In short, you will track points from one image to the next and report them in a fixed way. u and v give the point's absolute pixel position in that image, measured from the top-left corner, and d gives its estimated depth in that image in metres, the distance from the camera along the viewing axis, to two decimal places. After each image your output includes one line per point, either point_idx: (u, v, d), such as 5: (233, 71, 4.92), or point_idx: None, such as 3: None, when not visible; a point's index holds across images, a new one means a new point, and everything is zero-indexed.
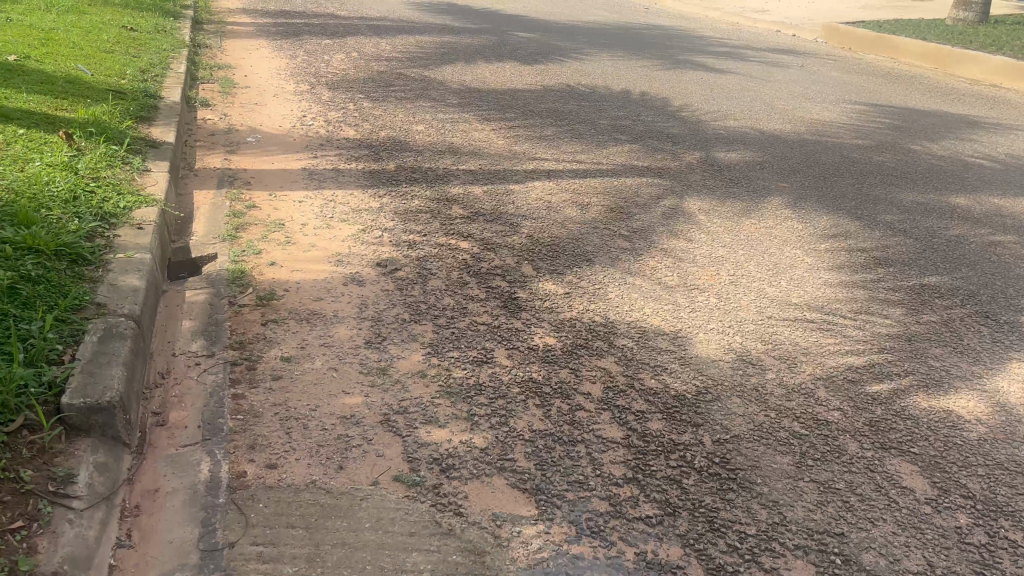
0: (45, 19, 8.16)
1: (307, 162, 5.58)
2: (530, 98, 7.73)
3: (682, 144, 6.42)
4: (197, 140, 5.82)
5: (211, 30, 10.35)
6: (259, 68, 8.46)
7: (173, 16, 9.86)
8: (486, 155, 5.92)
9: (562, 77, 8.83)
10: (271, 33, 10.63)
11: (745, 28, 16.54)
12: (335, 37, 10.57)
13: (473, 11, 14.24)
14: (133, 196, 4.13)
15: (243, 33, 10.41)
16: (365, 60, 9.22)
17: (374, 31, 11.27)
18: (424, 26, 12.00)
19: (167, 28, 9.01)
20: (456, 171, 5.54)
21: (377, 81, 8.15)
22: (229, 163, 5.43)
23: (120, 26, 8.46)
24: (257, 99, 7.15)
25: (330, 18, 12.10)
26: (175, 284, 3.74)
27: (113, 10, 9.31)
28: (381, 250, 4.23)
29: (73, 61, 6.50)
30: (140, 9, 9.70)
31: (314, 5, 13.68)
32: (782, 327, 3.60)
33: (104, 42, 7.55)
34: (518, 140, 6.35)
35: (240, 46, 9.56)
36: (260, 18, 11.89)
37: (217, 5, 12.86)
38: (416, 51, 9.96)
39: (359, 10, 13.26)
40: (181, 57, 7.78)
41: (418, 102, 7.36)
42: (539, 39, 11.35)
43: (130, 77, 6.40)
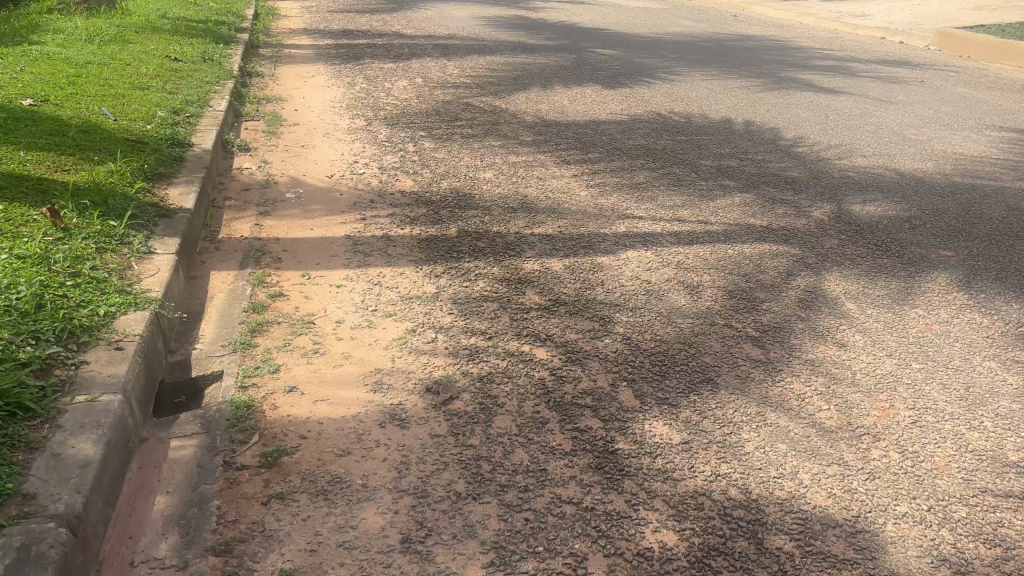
0: (82, 52, 7.53)
1: (352, 226, 4.67)
2: (614, 133, 6.69)
3: (805, 192, 5.28)
4: (226, 199, 4.99)
5: (266, 56, 9.64)
6: (311, 100, 7.65)
7: (225, 43, 9.18)
8: (566, 212, 4.91)
9: (651, 104, 7.75)
10: (331, 57, 9.86)
11: (845, 36, 15.13)
12: (398, 61, 9.72)
13: (546, 25, 13.32)
14: (120, 295, 3.25)
15: (300, 58, 9.67)
16: (429, 88, 8.34)
17: (440, 52, 10.40)
18: (494, 43, 11.06)
19: (215, 57, 8.31)
20: (530, 236, 4.55)
21: (440, 114, 7.24)
22: (260, 230, 4.55)
23: (163, 59, 7.78)
24: (302, 141, 6.32)
25: (395, 38, 11.33)
26: (159, 427, 2.83)
27: (159, 39, 8.65)
28: (434, 361, 3.24)
29: (96, 104, 5.79)
30: (191, 36, 9.09)
31: (379, 22, 12.93)
32: (1009, 510, 2.46)
33: (139, 78, 6.85)
34: (604, 189, 5.32)
35: (295, 74, 8.79)
36: (322, 39, 11.18)
37: (279, 27, 12.29)
38: (485, 75, 9.03)
39: (426, 27, 12.48)
40: (224, 92, 7.02)
41: (485, 142, 6.41)
42: (621, 57, 10.28)
43: (156, 121, 5.63)
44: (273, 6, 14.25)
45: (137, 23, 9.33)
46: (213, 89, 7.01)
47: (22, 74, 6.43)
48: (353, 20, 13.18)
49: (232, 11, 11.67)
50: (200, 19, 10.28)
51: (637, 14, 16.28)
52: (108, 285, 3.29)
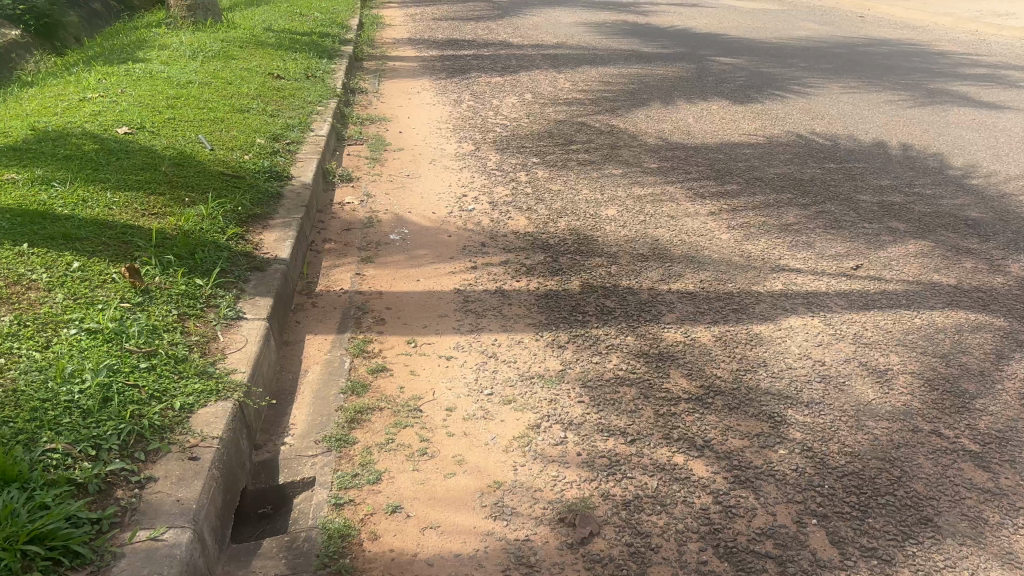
0: (185, 71, 7.29)
1: (461, 277, 4.13)
2: (750, 159, 5.95)
3: (994, 240, 4.44)
4: (325, 241, 4.53)
5: (369, 70, 9.27)
6: (416, 120, 7.20)
7: (328, 57, 8.86)
8: (707, 260, 4.23)
9: (788, 122, 6.94)
10: (435, 71, 9.42)
11: (991, 37, 13.77)
12: (505, 74, 9.19)
13: (659, 30, 12.58)
14: (201, 380, 2.76)
15: (404, 73, 9.27)
16: (539, 105, 7.76)
17: (549, 63, 9.81)
18: (606, 52, 10.40)
19: (318, 72, 7.98)
20: (667, 292, 3.89)
21: (553, 136, 6.65)
22: (361, 281, 4.06)
23: (265, 76, 7.48)
24: (406, 170, 5.84)
25: (501, 47, 10.83)
26: (236, 563, 2.32)
27: (261, 54, 8.38)
28: (567, 474, 2.62)
29: (193, 131, 5.45)
30: (294, 51, 8.81)
31: (484, 31, 12.46)
32: None
33: (239, 100, 6.52)
34: (749, 232, 4.61)
35: (398, 90, 8.37)
36: (426, 50, 10.79)
37: (383, 37, 11.98)
38: (599, 89, 8.38)
39: (533, 35, 11.94)
40: (326, 113, 6.63)
41: (605, 170, 5.77)
42: (746, 67, 9.46)
43: (253, 151, 5.25)
44: (377, 14, 13.99)
45: (240, 36, 9.11)
46: (313, 111, 6.63)
47: (122, 95, 6.18)
48: (456, 28, 12.75)
49: (336, 22, 11.40)
50: (303, 32, 10.03)
51: (755, 15, 15.30)
52: (185, 365, 2.82)
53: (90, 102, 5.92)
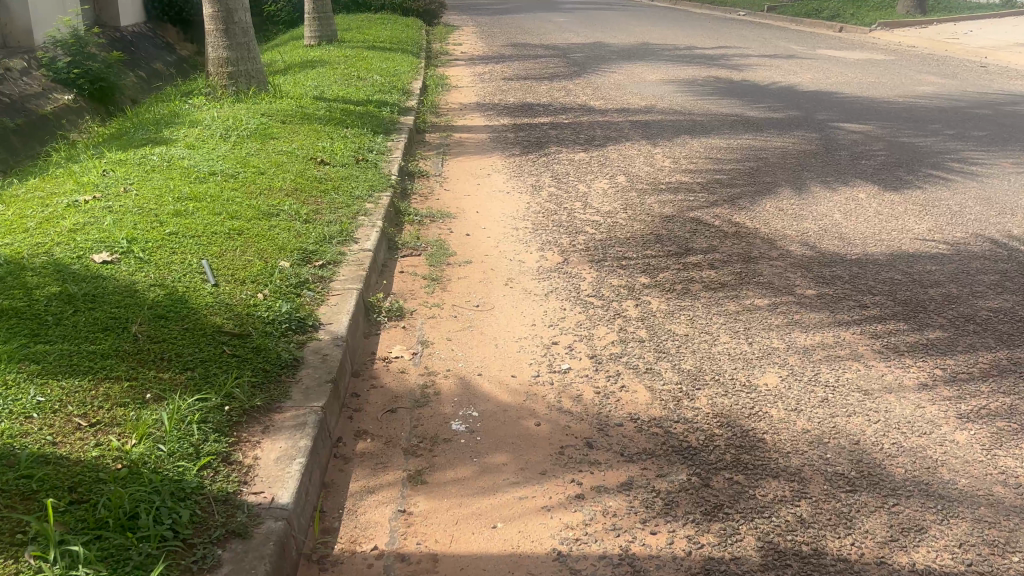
0: (212, 159, 6.11)
1: (565, 514, 2.64)
2: (944, 282, 4.37)
3: None
4: (358, 434, 3.10)
5: (431, 148, 8.00)
6: (487, 217, 5.82)
7: (384, 132, 7.62)
8: (952, 497, 2.68)
9: (970, 220, 5.35)
10: (508, 146, 8.09)
11: None
12: (590, 149, 7.79)
13: (759, 88, 11.14)
14: None
15: (472, 151, 7.96)
16: (637, 192, 6.31)
17: (640, 132, 8.39)
18: (707, 119, 8.94)
19: (370, 153, 6.72)
20: (909, 573, 2.36)
21: (663, 241, 5.18)
22: (406, 528, 2.60)
23: (306, 162, 6.25)
24: (475, 297, 4.43)
25: (582, 115, 9.53)
26: None
27: (306, 131, 7.20)
28: None
29: (197, 254, 4.18)
30: (345, 124, 7.64)
31: (561, 93, 11.17)
32: None
33: (267, 198, 5.28)
34: (995, 427, 3.05)
35: (465, 173, 7.03)
36: (497, 119, 9.52)
37: (449, 102, 10.84)
38: (707, 168, 6.89)
39: (617, 96, 10.62)
40: (376, 215, 5.31)
41: (744, 299, 4.25)
42: (880, 136, 7.88)
43: (269, 285, 3.93)
44: (444, 75, 12.92)
45: (284, 108, 7.97)
46: (358, 212, 5.32)
47: (124, 198, 4.98)
48: (531, 90, 11.49)
49: (396, 87, 10.27)
50: (359, 101, 8.86)
51: (862, 66, 13.67)
52: None
53: (79, 209, 4.71)
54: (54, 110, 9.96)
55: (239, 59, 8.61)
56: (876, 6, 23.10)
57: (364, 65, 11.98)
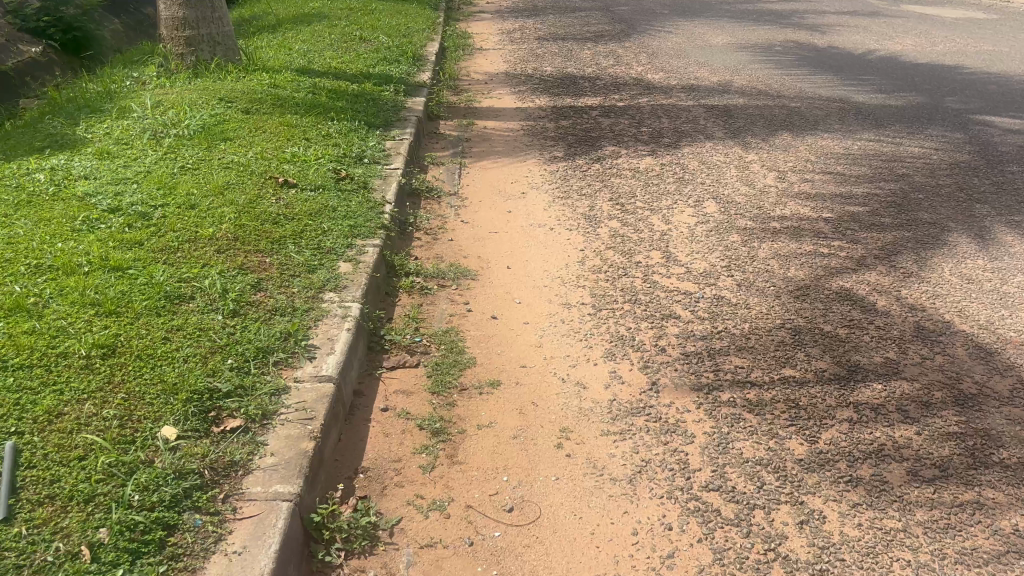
0: (124, 180, 4.24)
1: None
2: None
3: None
4: None
5: (445, 147, 6.06)
6: (523, 281, 3.91)
7: (381, 130, 5.69)
8: None
9: None
10: (547, 144, 6.12)
11: None
12: (659, 154, 5.81)
13: (853, 55, 9.03)
14: None
15: (499, 152, 6.00)
16: (739, 235, 4.36)
17: (721, 126, 6.37)
18: (804, 106, 6.90)
19: (355, 168, 4.83)
20: None
21: (805, 347, 3.25)
22: None
23: (260, 185, 4.37)
24: (507, 476, 2.55)
25: (640, 95, 7.50)
26: None
27: (270, 126, 5.30)
28: None
29: (8, 414, 2.35)
30: (330, 116, 5.70)
31: (609, 61, 9.11)
32: None
33: (179, 263, 3.42)
34: None
35: (490, 195, 5.11)
36: (532, 99, 7.52)
37: (473, 70, 8.81)
38: (830, 193, 4.91)
39: (680, 67, 8.54)
40: (353, 290, 3.43)
41: (995, 516, 2.36)
42: None
43: (116, 502, 2.08)
44: (467, 33, 10.84)
45: (250, 90, 6.04)
46: (324, 285, 3.44)
47: None
48: (571, 57, 9.42)
49: (406, 53, 8.25)
50: (353, 78, 6.89)
51: (964, 26, 11.46)
52: None
53: None
54: (17, 63, 7.65)
55: (199, 20, 6.62)
56: None
57: (369, 21, 9.93)
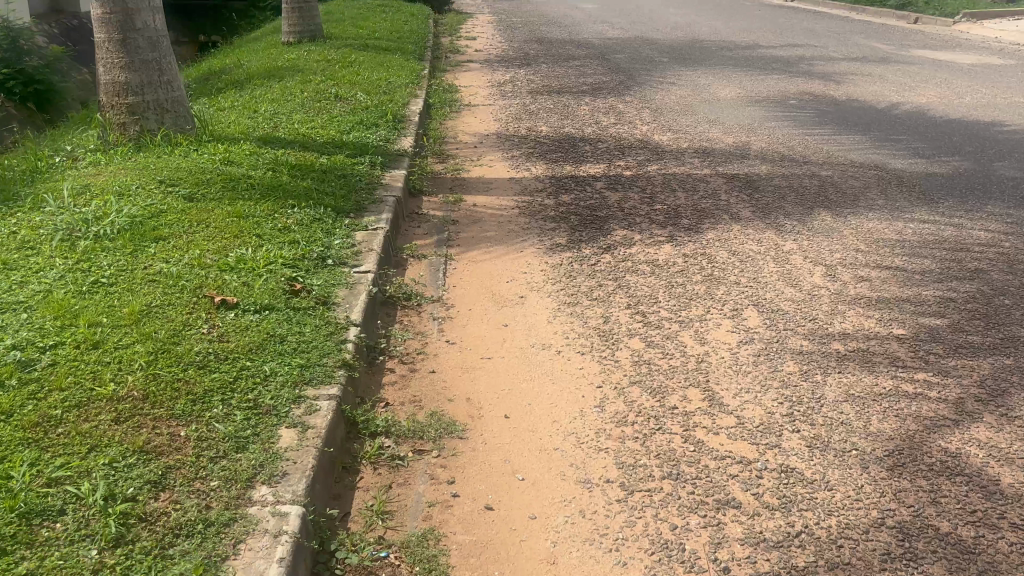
0: (14, 308, 3.33)
1: None
2: None
3: None
4: None
5: (428, 232, 5.19)
6: (524, 440, 3.00)
7: (351, 218, 4.81)
8: None
9: None
10: (547, 227, 5.25)
11: None
12: (680, 240, 4.94)
13: (878, 108, 8.25)
14: None
15: (492, 238, 5.12)
16: (795, 363, 3.47)
17: (747, 202, 5.53)
18: (837, 175, 6.07)
19: (313, 275, 3.94)
20: None
21: (922, 565, 2.35)
22: None
23: (190, 308, 3.47)
24: None
25: (649, 161, 6.67)
26: None
27: (215, 218, 4.41)
28: None
29: None
30: (290, 200, 4.83)
31: (610, 119, 8.31)
32: None
33: (56, 450, 2.51)
34: None
35: (481, 301, 4.21)
36: (527, 167, 6.68)
37: (461, 131, 8.00)
38: (895, 295, 4.05)
39: (689, 127, 7.74)
40: (295, 481, 2.51)
41: None
42: None
43: None
44: (454, 86, 10.06)
45: (197, 168, 5.16)
46: (255, 475, 2.53)
47: None
48: (568, 114, 8.62)
49: (385, 113, 7.42)
50: (323, 148, 6.03)
51: (985, 72, 10.74)
52: None
53: None
54: None
55: (144, 85, 5.76)
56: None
57: (346, 76, 9.11)
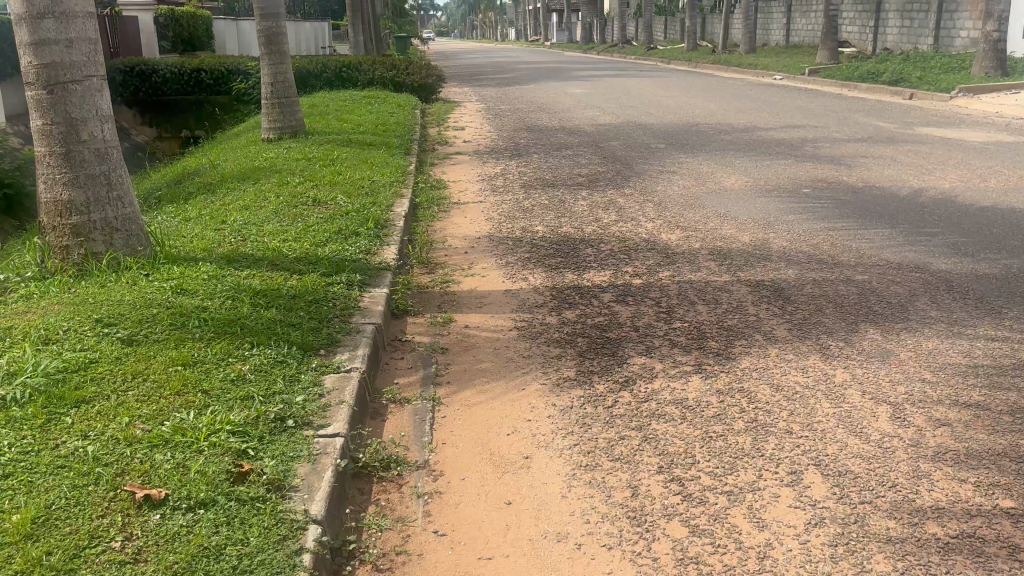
0: None
1: None
2: None
3: None
4: None
5: (414, 364, 4.42)
6: None
7: (320, 356, 4.06)
8: None
9: None
10: (552, 353, 4.51)
11: None
12: (709, 367, 4.20)
13: (900, 196, 7.65)
14: None
15: (487, 369, 4.36)
16: (887, 559, 2.70)
17: (780, 317, 4.82)
18: (875, 280, 5.39)
19: (268, 446, 3.16)
20: None
21: None
22: None
23: (101, 510, 2.67)
24: None
25: (660, 265, 5.99)
26: None
27: (154, 369, 3.66)
28: None
29: None
30: (248, 338, 4.08)
31: (611, 214, 7.69)
32: None
33: None
34: None
35: (477, 462, 3.41)
36: (525, 275, 5.99)
37: (450, 232, 7.34)
38: (987, 449, 3.30)
39: (699, 223, 7.11)
40: None
41: None
42: None
43: None
44: (442, 181, 9.49)
45: (143, 300, 4.43)
46: None
47: None
48: (565, 210, 8.00)
49: (366, 219, 6.77)
50: (293, 266, 5.33)
51: (1001, 151, 10.24)
52: None
53: None
54: None
55: (90, 202, 5.08)
56: (945, 69, 19.94)
57: (327, 176, 8.51)
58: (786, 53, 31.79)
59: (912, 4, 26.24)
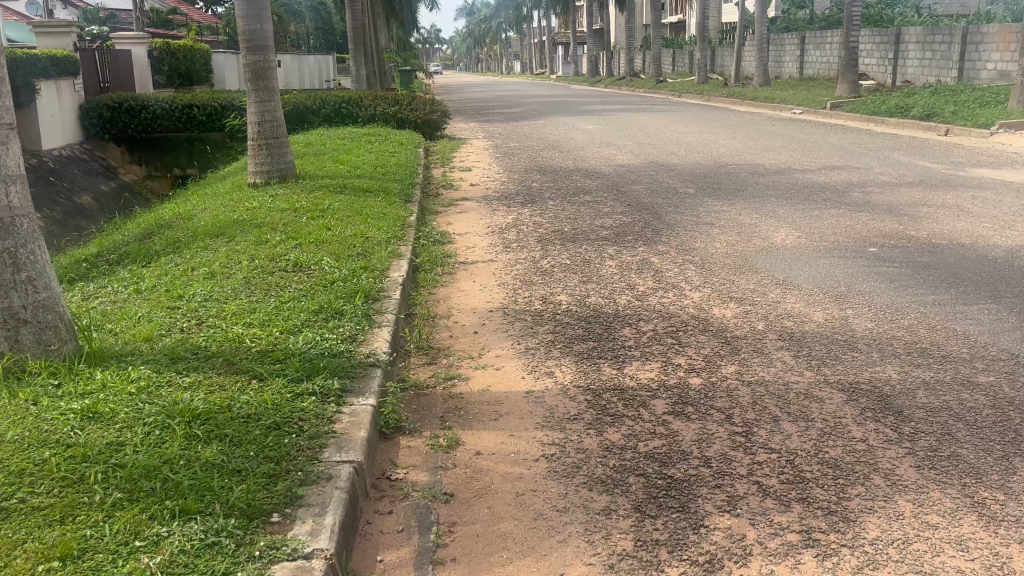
0: None
1: None
2: None
3: None
4: None
5: (406, 524, 3.19)
6: None
7: (271, 528, 2.83)
8: None
9: None
10: (598, 504, 3.27)
11: None
12: (823, 537, 2.98)
13: (989, 257, 6.46)
14: None
15: (508, 530, 3.12)
16: None
17: (899, 446, 3.59)
18: (1006, 383, 4.17)
19: None
20: None
21: None
22: None
23: None
24: None
25: (720, 354, 4.79)
26: None
27: (14, 570, 2.45)
28: None
29: None
30: (167, 500, 2.87)
31: (647, 279, 6.49)
32: None
33: None
34: None
35: None
36: (550, 367, 4.77)
37: (457, 303, 6.16)
38: None
39: (756, 292, 5.91)
40: None
41: None
42: None
43: None
44: (447, 234, 8.33)
45: (34, 437, 3.23)
46: None
47: None
48: (592, 272, 6.81)
49: (354, 290, 5.58)
50: (253, 366, 4.13)
51: None
52: None
53: None
54: None
55: None
56: (981, 103, 18.84)
57: (313, 232, 7.34)
58: (801, 85, 30.70)
59: (934, 34, 25.23)
